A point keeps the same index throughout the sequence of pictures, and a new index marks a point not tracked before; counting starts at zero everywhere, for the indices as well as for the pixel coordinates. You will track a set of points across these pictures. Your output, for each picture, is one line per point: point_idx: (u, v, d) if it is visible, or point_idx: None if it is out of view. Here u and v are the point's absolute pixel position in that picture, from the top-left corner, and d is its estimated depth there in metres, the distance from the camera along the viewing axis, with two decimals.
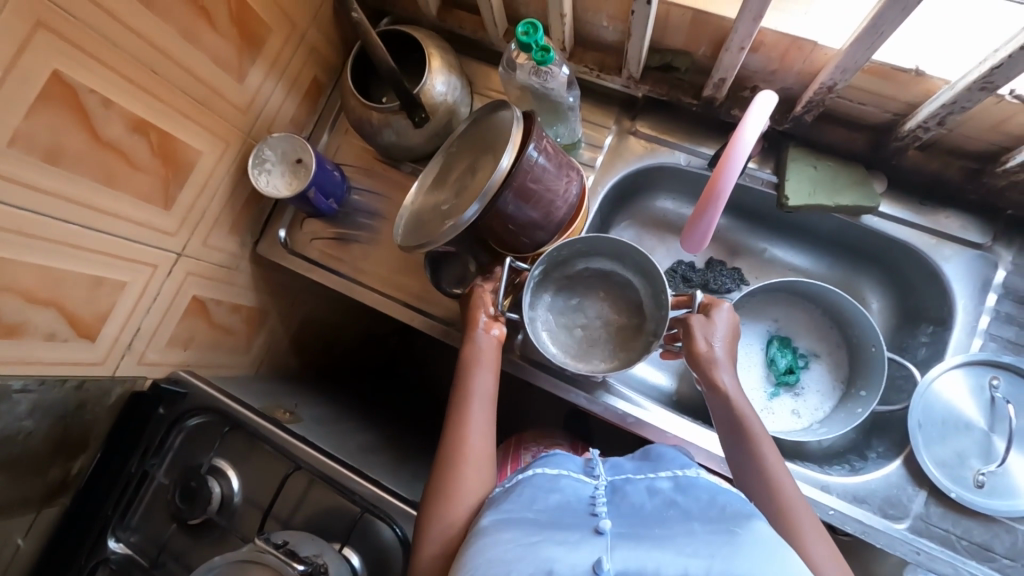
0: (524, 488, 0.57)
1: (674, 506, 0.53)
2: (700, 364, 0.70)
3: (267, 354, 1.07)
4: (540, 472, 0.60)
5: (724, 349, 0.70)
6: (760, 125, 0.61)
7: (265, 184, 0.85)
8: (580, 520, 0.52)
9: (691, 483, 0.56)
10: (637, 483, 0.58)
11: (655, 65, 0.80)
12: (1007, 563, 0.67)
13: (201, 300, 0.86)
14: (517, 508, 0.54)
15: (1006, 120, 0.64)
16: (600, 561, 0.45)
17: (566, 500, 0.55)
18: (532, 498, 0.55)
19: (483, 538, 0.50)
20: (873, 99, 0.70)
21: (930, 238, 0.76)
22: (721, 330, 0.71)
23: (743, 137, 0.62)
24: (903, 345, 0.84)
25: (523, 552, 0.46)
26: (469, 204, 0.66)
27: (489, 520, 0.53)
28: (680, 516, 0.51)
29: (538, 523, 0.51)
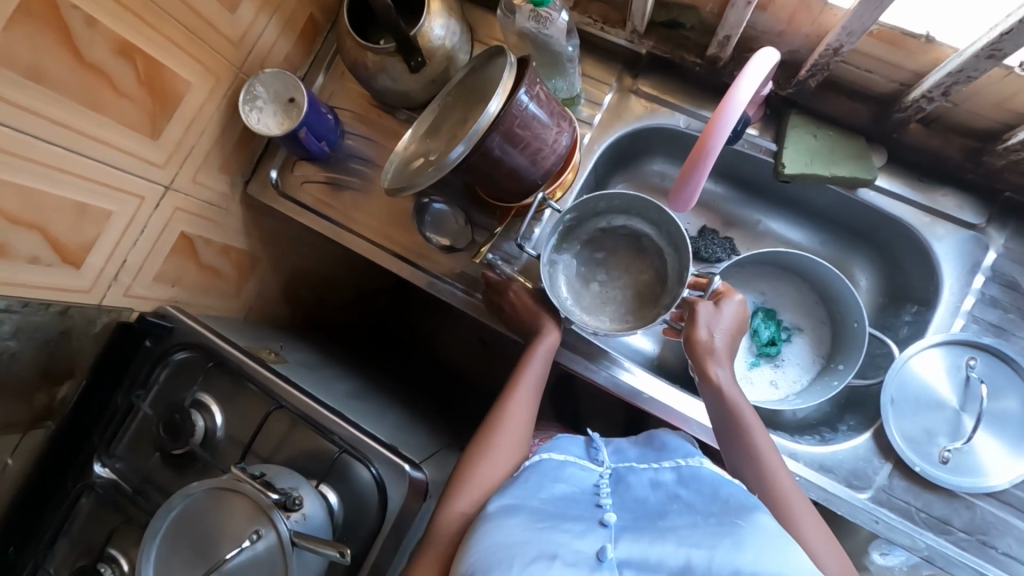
0: (533, 475, 0.62)
1: (677, 499, 0.58)
2: (697, 354, 0.72)
3: (258, 299, 1.08)
4: (548, 459, 0.65)
5: (723, 341, 0.73)
6: (755, 86, 0.59)
7: (256, 121, 0.83)
8: (585, 509, 0.56)
9: (693, 475, 0.62)
10: (640, 474, 0.64)
11: (660, 21, 0.79)
12: (962, 536, 0.68)
13: (189, 237, 0.86)
14: (524, 495, 0.58)
15: (1011, 97, 0.63)
16: (604, 549, 0.49)
17: (572, 490, 0.60)
18: (538, 486, 0.60)
19: (490, 522, 0.54)
20: (880, 67, 0.68)
21: (924, 216, 0.75)
22: (724, 321, 0.73)
23: (736, 96, 0.59)
24: (886, 323, 0.84)
25: (530, 535, 0.50)
26: (455, 144, 0.65)
27: (496, 506, 0.56)
28: (683, 508, 0.56)
29: (545, 512, 0.55)
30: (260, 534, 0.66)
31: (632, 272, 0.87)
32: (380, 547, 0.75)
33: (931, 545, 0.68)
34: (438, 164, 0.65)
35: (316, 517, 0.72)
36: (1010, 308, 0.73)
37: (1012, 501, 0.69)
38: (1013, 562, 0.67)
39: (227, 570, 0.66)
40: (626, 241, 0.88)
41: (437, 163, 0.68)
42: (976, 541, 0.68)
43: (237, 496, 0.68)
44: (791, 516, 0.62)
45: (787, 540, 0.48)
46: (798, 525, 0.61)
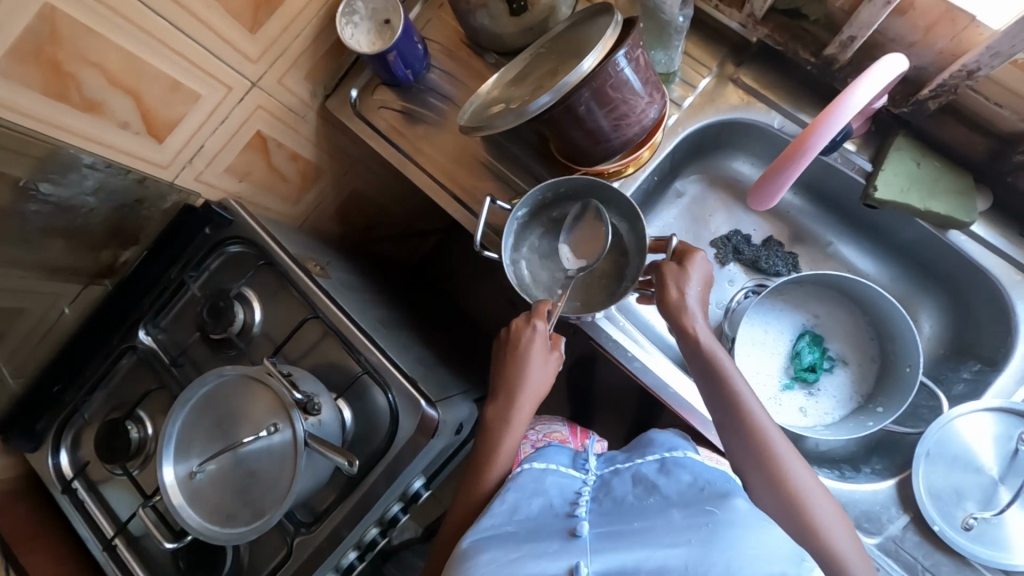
0: (511, 492, 0.64)
1: (655, 492, 0.60)
2: (671, 315, 0.70)
3: (310, 211, 1.11)
4: (530, 466, 0.68)
5: (696, 297, 0.70)
6: (869, 96, 0.56)
7: (349, 36, 0.83)
8: (563, 521, 0.58)
9: (677, 464, 0.64)
10: (624, 475, 0.66)
11: (782, 7, 0.73)
12: None
13: (264, 137, 0.89)
14: (496, 523, 0.60)
15: None
16: (578, 564, 0.51)
17: (552, 504, 0.62)
18: (514, 507, 0.62)
19: (465, 557, 0.55)
20: (1015, 102, 0.62)
21: (1016, 274, 0.70)
22: (694, 277, 0.70)
23: (848, 101, 0.56)
24: (941, 376, 0.79)
25: (504, 573, 0.52)
26: (542, 92, 0.63)
27: (467, 542, 0.57)
28: (661, 502, 0.57)
29: (519, 534, 0.57)
30: (278, 428, 0.69)
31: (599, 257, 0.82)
32: (381, 469, 0.78)
33: None
34: (521, 109, 0.64)
35: (329, 424, 0.75)
36: None
37: None
38: None
39: (243, 452, 0.70)
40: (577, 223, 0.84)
41: (517, 109, 0.66)
42: None
43: (262, 387, 0.71)
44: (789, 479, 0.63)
45: (763, 521, 0.50)
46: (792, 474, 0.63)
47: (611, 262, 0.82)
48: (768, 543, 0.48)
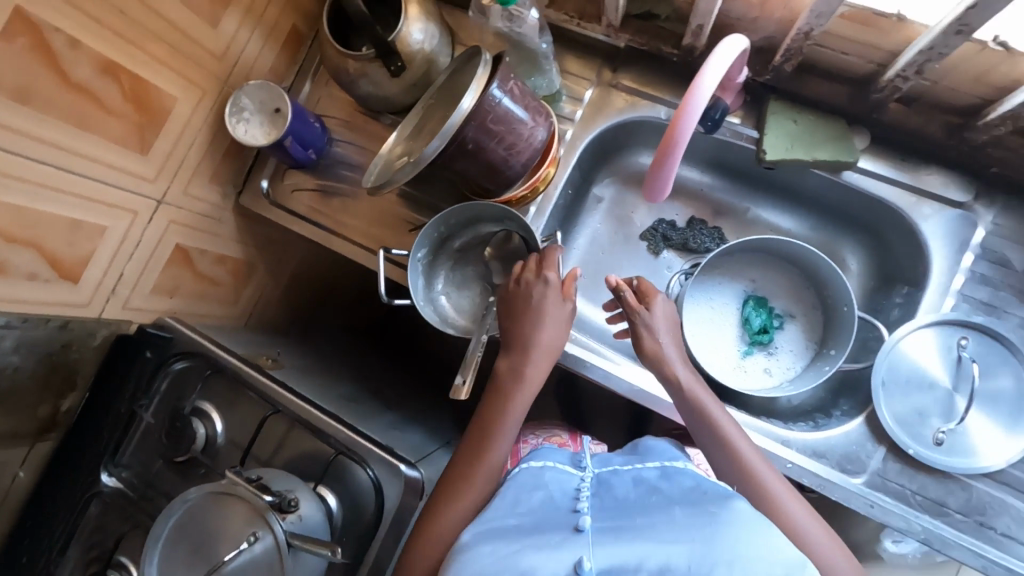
0: (511, 488, 0.62)
1: (656, 493, 0.59)
2: (650, 361, 0.72)
3: (254, 305, 1.10)
4: (528, 466, 0.66)
5: (670, 340, 0.72)
6: (721, 73, 0.59)
7: (243, 133, 0.84)
8: (562, 517, 0.57)
9: (676, 472, 0.64)
10: (623, 475, 0.65)
11: (635, 12, 0.79)
12: (960, 518, 0.68)
13: (184, 249, 0.89)
14: (501, 515, 0.58)
15: (991, 70, 0.61)
16: (581, 561, 0.49)
17: (552, 494, 0.61)
18: (515, 500, 0.60)
19: (461, 554, 0.53)
20: (857, 48, 0.67)
21: (910, 196, 0.74)
22: (660, 320, 0.73)
23: (701, 84, 0.59)
24: (877, 307, 0.83)
25: (502, 565, 0.49)
26: (430, 139, 0.65)
27: (469, 534, 0.56)
28: (662, 502, 0.57)
29: (521, 524, 0.55)
30: (258, 536, 0.67)
31: (509, 267, 0.83)
32: (379, 545, 0.76)
33: (927, 528, 0.68)
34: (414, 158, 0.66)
35: (313, 517, 0.73)
36: (1001, 286, 0.71)
37: (1009, 481, 0.68)
38: (1011, 542, 0.66)
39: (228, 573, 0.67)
40: (478, 245, 0.85)
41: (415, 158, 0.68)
42: (974, 523, 0.67)
43: (236, 500, 0.69)
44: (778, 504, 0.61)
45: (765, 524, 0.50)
46: (785, 510, 0.60)
47: (521, 267, 0.83)
48: (767, 545, 0.48)
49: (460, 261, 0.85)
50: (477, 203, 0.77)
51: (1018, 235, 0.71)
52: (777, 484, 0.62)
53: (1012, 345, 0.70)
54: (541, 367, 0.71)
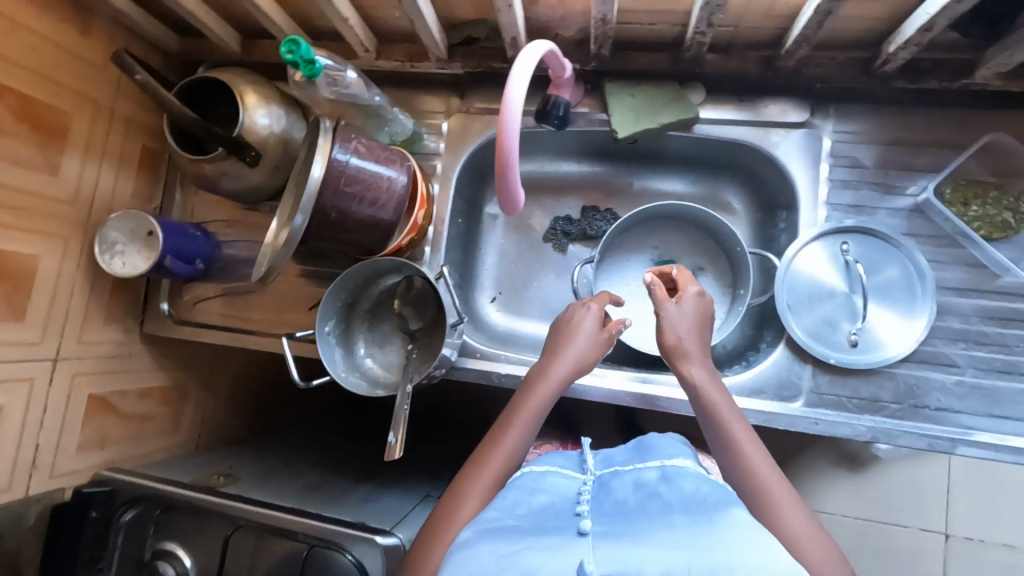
0: (509, 492, 0.59)
1: (657, 498, 0.55)
2: (670, 354, 0.67)
3: (203, 424, 1.07)
4: (525, 473, 0.63)
5: (693, 335, 0.68)
6: (524, 84, 0.58)
7: (120, 265, 0.83)
8: (562, 521, 0.52)
9: (677, 475, 0.60)
10: (623, 478, 0.61)
11: (457, 42, 0.80)
12: (895, 407, 0.71)
13: (99, 396, 0.87)
14: (500, 516, 0.54)
15: (773, 4, 0.64)
16: (583, 563, 0.44)
17: (550, 499, 0.57)
18: (514, 504, 0.56)
19: (456, 556, 0.48)
20: (658, 17, 0.70)
21: (757, 130, 0.78)
22: (685, 316, 0.69)
23: (511, 97, 0.58)
24: (767, 238, 0.86)
25: (502, 565, 0.45)
26: (294, 216, 0.65)
27: (470, 532, 0.52)
28: (662, 509, 0.53)
29: (521, 526, 0.51)
30: None
31: (421, 309, 0.85)
32: None
33: (871, 426, 0.71)
34: (283, 238, 0.66)
35: None
36: (860, 185, 0.75)
37: (926, 359, 0.71)
38: (946, 413, 0.70)
39: None
40: (385, 298, 0.86)
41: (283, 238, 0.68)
42: (908, 407, 0.71)
43: None
44: (775, 509, 0.55)
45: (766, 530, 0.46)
46: (782, 517, 0.55)
47: (432, 307, 0.84)
48: (768, 555, 0.44)
49: (373, 320, 0.85)
50: (368, 263, 0.78)
51: (862, 135, 0.75)
52: (781, 491, 0.56)
53: (891, 245, 0.74)
54: (564, 374, 0.69)
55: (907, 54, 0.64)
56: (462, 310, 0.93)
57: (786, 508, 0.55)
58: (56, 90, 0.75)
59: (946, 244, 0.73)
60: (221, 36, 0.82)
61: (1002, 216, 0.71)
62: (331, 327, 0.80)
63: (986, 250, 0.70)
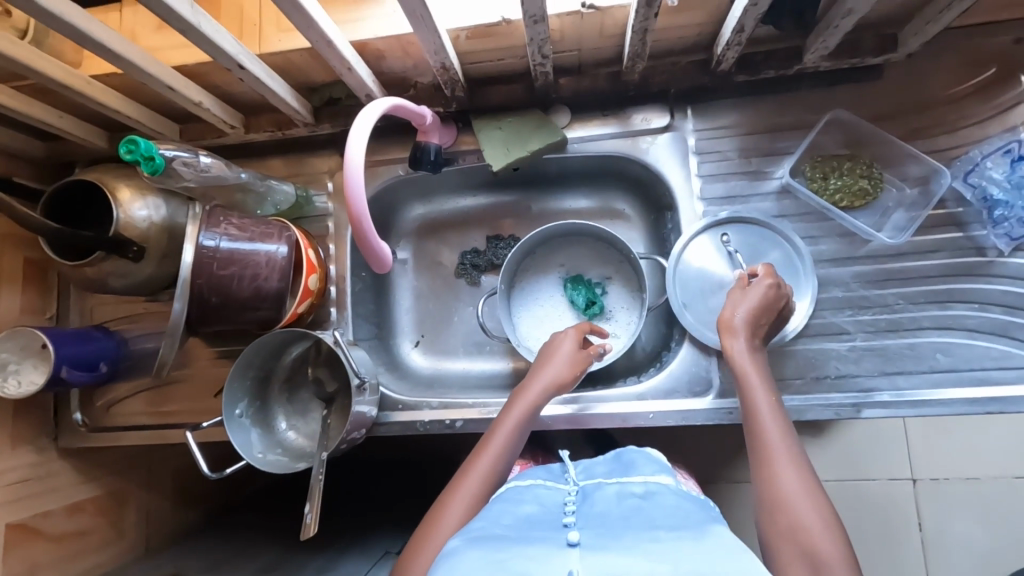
0: (493, 507, 0.58)
1: (640, 511, 0.53)
2: (720, 326, 0.68)
3: (148, 526, 1.02)
4: (509, 488, 0.62)
5: (745, 315, 0.67)
6: (364, 143, 0.60)
7: (15, 385, 0.80)
8: (546, 530, 0.51)
9: (657, 490, 0.58)
10: (606, 489, 0.59)
11: (320, 104, 0.82)
12: (801, 382, 0.73)
13: (19, 524, 0.82)
14: (487, 526, 0.53)
15: (604, 25, 0.67)
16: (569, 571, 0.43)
17: (536, 512, 0.56)
18: (499, 517, 0.54)
19: (449, 558, 0.47)
20: (504, 53, 0.72)
21: (626, 140, 0.80)
22: (749, 301, 0.68)
23: (352, 159, 0.59)
24: (661, 237, 0.88)
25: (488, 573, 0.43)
26: (172, 303, 0.66)
27: (459, 541, 0.50)
28: (646, 521, 0.51)
29: (508, 536, 0.50)
30: None
31: (335, 371, 0.84)
32: None
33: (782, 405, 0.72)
34: (166, 327, 0.66)
35: None
36: (729, 176, 0.78)
37: (818, 331, 0.74)
38: (847, 378, 0.72)
39: None
40: (298, 366, 0.85)
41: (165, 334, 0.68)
42: (812, 379, 0.72)
43: None
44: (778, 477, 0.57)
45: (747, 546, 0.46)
46: (782, 488, 0.56)
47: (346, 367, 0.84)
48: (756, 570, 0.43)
49: (288, 390, 0.85)
50: (265, 338, 0.76)
51: (721, 129, 0.78)
52: (790, 465, 0.57)
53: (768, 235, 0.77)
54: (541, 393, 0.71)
55: (733, 54, 0.68)
56: (382, 361, 0.92)
57: (789, 475, 0.57)
58: None
59: (816, 218, 0.76)
60: (80, 136, 0.81)
61: (859, 184, 0.74)
62: (243, 407, 0.78)
63: (851, 220, 0.74)
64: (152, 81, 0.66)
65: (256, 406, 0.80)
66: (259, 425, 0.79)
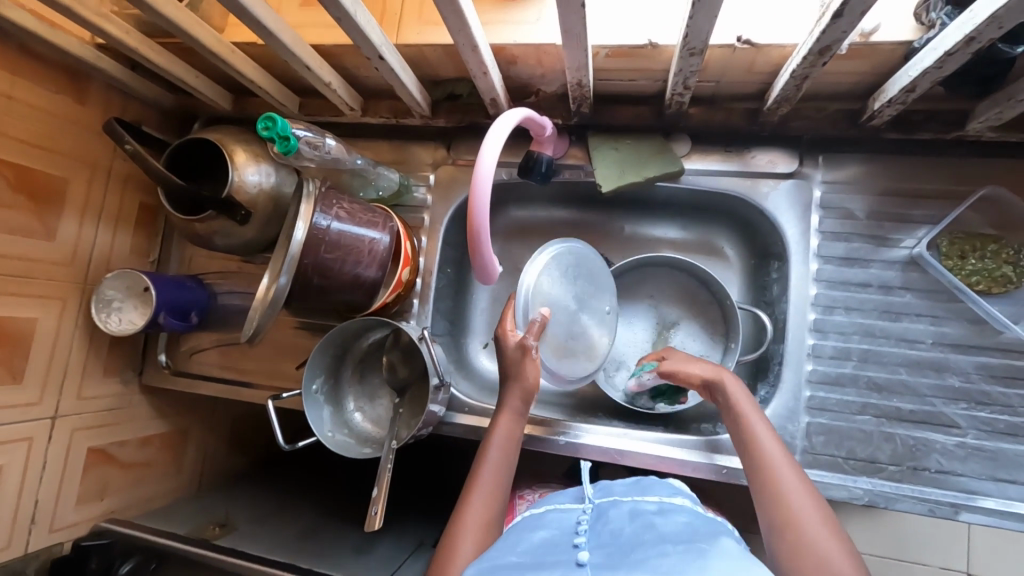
0: (513, 534, 0.55)
1: (651, 527, 0.51)
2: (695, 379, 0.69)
3: (202, 469, 1.07)
4: (531, 513, 0.61)
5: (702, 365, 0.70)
6: (497, 154, 0.59)
7: (117, 322, 0.84)
8: (561, 555, 0.49)
9: (674, 508, 0.56)
10: (621, 506, 0.57)
11: (441, 98, 0.82)
12: (894, 469, 0.68)
13: (99, 449, 0.87)
14: (501, 553, 0.51)
15: (753, 63, 0.63)
16: None
17: (552, 534, 0.53)
18: (515, 541, 0.52)
19: None
20: (639, 75, 0.70)
21: (746, 181, 0.76)
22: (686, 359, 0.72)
23: (483, 164, 0.59)
24: (761, 284, 0.84)
25: None
26: (278, 276, 0.65)
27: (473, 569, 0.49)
28: (656, 538, 0.49)
29: (524, 562, 0.48)
30: None
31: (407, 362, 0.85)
32: None
33: (867, 490, 0.68)
34: (264, 298, 0.65)
35: None
36: (853, 237, 0.73)
37: (925, 419, 0.68)
38: (948, 476, 0.66)
39: None
40: (372, 350, 0.87)
41: (257, 305, 0.65)
42: (908, 469, 0.67)
43: None
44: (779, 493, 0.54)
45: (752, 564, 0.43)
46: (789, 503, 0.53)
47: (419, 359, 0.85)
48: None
49: (361, 371, 0.86)
50: (351, 323, 0.77)
51: (853, 185, 0.73)
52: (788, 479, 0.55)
53: (890, 310, 0.71)
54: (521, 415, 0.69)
55: (892, 112, 0.64)
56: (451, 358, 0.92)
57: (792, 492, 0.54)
58: (54, 160, 0.78)
59: (943, 297, 0.70)
60: (210, 96, 0.85)
61: (1001, 270, 0.68)
62: (319, 383, 0.80)
63: (984, 305, 0.68)
64: (293, 60, 0.67)
65: (331, 383, 0.82)
66: (330, 402, 0.81)
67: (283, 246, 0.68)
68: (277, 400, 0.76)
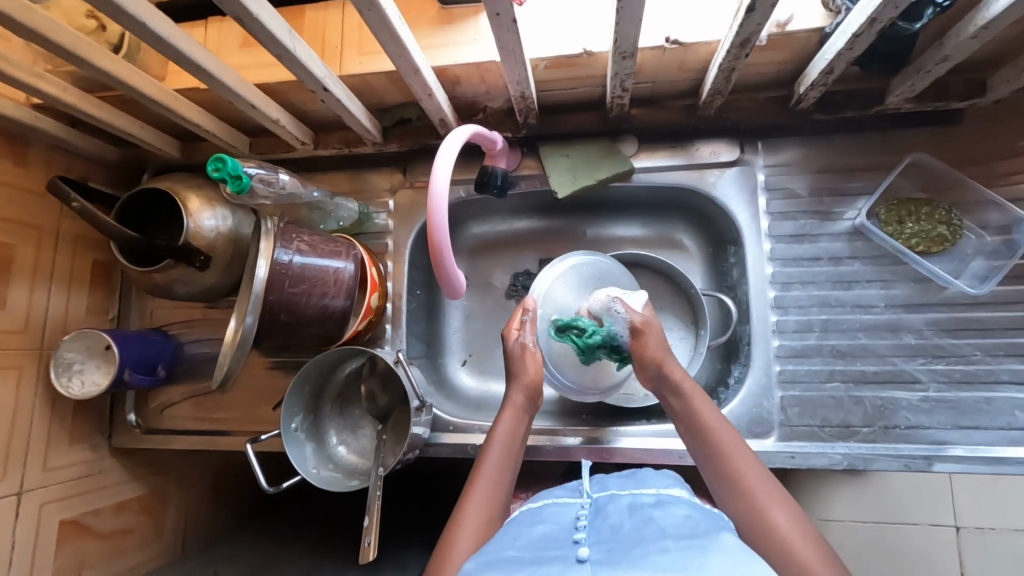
0: (510, 529, 0.55)
1: (650, 522, 0.52)
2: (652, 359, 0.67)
3: (185, 528, 1.03)
4: (527, 508, 0.61)
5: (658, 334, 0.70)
6: (450, 171, 0.60)
7: (79, 385, 0.82)
8: (561, 549, 0.49)
9: (670, 500, 0.56)
10: (619, 501, 0.57)
11: (391, 124, 0.83)
12: (867, 430, 0.70)
13: (72, 521, 0.83)
14: (500, 547, 0.50)
15: (684, 61, 0.67)
16: None
17: (551, 528, 0.54)
18: (515, 536, 0.53)
19: None
20: (579, 82, 0.72)
21: (694, 173, 0.79)
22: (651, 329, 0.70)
23: (437, 183, 0.60)
24: (722, 270, 0.87)
25: None
26: (244, 317, 0.65)
27: (473, 564, 0.49)
28: (656, 533, 0.49)
29: (524, 556, 0.47)
30: None
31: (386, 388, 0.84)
32: None
33: (845, 454, 0.70)
34: (232, 340, 0.64)
35: None
36: (799, 215, 0.76)
37: (889, 378, 0.71)
38: (918, 430, 0.69)
39: None
40: (350, 382, 0.86)
41: (226, 348, 0.65)
42: (880, 429, 0.70)
43: None
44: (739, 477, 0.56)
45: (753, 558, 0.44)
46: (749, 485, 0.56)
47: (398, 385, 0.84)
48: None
49: (341, 404, 0.85)
50: (324, 355, 0.76)
51: (792, 166, 0.77)
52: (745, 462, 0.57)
53: (842, 279, 0.74)
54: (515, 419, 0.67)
55: (816, 94, 0.68)
56: (431, 379, 0.92)
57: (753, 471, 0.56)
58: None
59: (888, 261, 0.74)
60: (157, 145, 0.84)
61: (937, 230, 0.73)
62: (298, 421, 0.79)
63: (926, 265, 0.72)
64: (238, 101, 0.68)
65: (312, 420, 0.81)
66: (312, 439, 0.80)
67: (246, 286, 0.67)
68: (257, 442, 0.74)
